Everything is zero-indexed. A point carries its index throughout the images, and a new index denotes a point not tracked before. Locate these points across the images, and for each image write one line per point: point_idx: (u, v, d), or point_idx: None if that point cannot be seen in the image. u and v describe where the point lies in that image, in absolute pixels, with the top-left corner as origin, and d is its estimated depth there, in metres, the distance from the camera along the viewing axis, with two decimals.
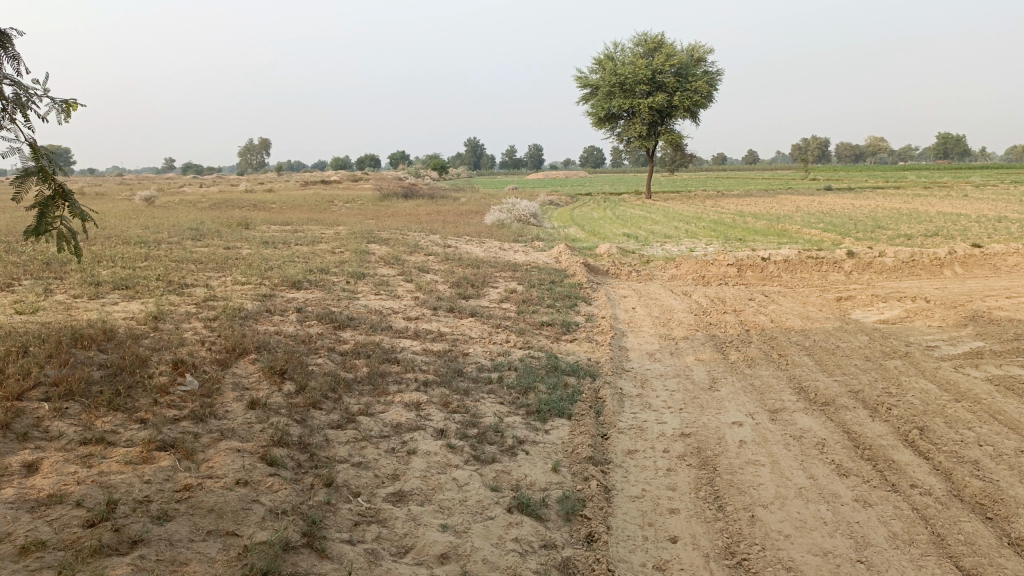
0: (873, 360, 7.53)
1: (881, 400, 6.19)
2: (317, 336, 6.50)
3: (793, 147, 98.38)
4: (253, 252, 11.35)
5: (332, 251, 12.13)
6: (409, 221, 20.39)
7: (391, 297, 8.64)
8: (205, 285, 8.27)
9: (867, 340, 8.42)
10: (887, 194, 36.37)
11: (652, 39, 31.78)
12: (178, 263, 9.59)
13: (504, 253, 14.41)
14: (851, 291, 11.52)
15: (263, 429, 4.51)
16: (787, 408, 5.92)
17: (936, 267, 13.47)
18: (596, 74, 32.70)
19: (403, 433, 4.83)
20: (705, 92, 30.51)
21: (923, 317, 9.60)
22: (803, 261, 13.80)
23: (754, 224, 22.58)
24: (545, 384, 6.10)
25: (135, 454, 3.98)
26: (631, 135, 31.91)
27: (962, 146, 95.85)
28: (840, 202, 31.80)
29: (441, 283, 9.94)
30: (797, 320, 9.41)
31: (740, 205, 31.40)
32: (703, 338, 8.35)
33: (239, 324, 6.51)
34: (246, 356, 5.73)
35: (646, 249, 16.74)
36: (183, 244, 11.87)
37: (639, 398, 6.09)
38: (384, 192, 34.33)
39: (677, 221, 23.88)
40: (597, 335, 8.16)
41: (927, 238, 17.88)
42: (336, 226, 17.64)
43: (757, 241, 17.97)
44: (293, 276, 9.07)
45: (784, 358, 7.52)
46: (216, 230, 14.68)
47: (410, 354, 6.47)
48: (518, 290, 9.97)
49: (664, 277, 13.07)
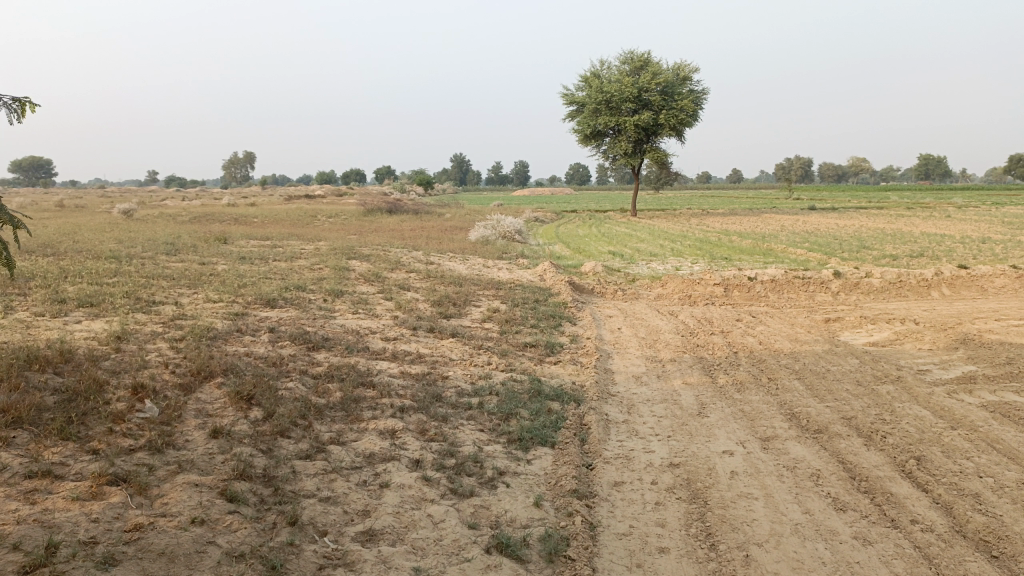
0: (865, 385, 7.33)
1: (876, 428, 5.98)
2: (289, 358, 6.21)
3: (777, 166, 99.38)
4: (229, 268, 11.03)
5: (311, 268, 11.83)
6: (391, 238, 20.10)
7: (370, 317, 8.36)
8: (175, 302, 7.95)
9: (857, 363, 8.23)
10: (871, 214, 36.50)
11: (637, 57, 31.78)
12: (149, 279, 9.26)
13: (487, 271, 14.16)
14: (839, 312, 11.36)
15: (225, 460, 4.22)
16: (780, 436, 5.69)
17: (923, 288, 13.37)
18: (582, 91, 32.68)
19: (376, 464, 4.55)
20: (690, 111, 30.54)
21: (913, 340, 9.44)
22: (790, 281, 13.66)
23: (739, 243, 22.52)
24: (528, 410, 5.83)
25: (83, 488, 3.65)
26: (616, 152, 31.86)
27: (941, 167, 97.16)
28: (824, 222, 31.87)
29: (421, 302, 9.67)
30: (786, 342, 9.21)
31: (725, 223, 31.38)
32: (691, 360, 8.13)
33: (207, 345, 6.20)
34: (212, 379, 5.42)
35: (631, 268, 16.56)
36: (157, 259, 11.53)
37: (625, 425, 5.83)
38: (368, 207, 34.08)
39: (662, 239, 23.75)
40: (582, 357, 7.91)
41: (913, 259, 17.83)
42: (317, 242, 17.34)
43: (744, 260, 17.84)
44: (268, 293, 8.77)
45: (774, 383, 7.31)
46: (193, 244, 14.35)
47: (386, 377, 6.18)
48: (500, 310, 9.71)
49: (650, 297, 12.87)
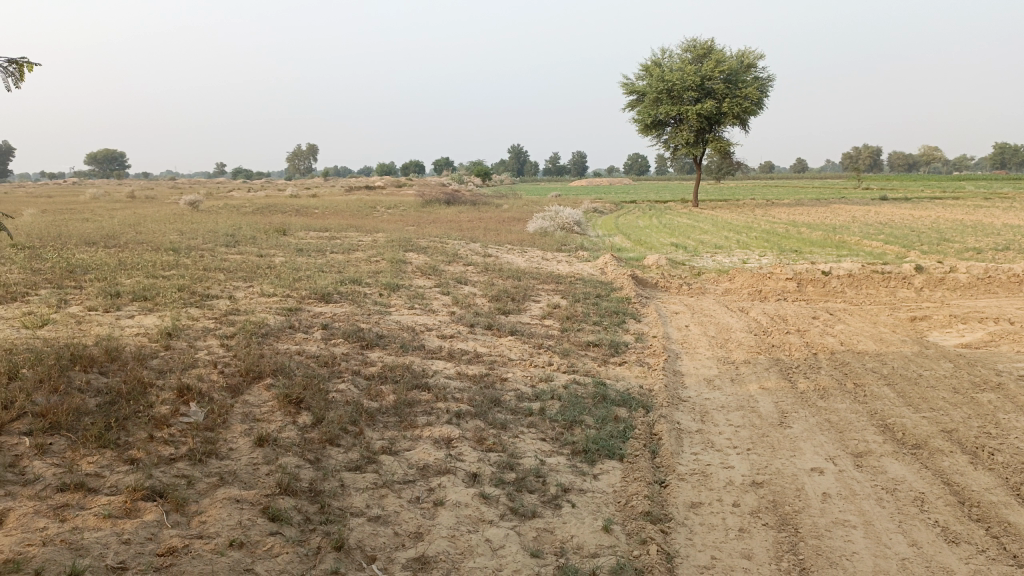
0: (962, 393, 6.67)
1: (982, 443, 5.36)
2: (341, 357, 5.93)
3: (844, 155, 96.19)
4: (286, 261, 10.89)
5: (368, 261, 11.62)
6: (449, 229, 19.85)
7: (425, 313, 8.03)
8: (229, 296, 7.79)
9: (951, 367, 7.53)
10: (948, 205, 34.72)
11: (700, 43, 30.83)
12: (205, 272, 9.15)
13: (546, 264, 13.75)
14: (925, 311, 10.59)
15: (269, 472, 3.92)
16: (873, 453, 5.13)
17: (1014, 284, 12.41)
18: (643, 79, 31.90)
19: (430, 477, 4.19)
20: (756, 98, 29.49)
21: (1011, 341, 8.66)
22: (868, 276, 12.85)
23: (808, 234, 21.59)
24: (593, 417, 5.41)
25: (117, 505, 3.40)
26: (678, 142, 31.02)
27: (1021, 155, 92.28)
28: (898, 212, 30.40)
29: (479, 297, 9.32)
30: (869, 343, 8.55)
31: (792, 214, 30.23)
32: (767, 362, 7.56)
33: (257, 343, 5.97)
34: (261, 380, 5.17)
35: (696, 261, 15.92)
36: (215, 251, 11.47)
37: (700, 436, 5.36)
38: (426, 198, 34.02)
39: (726, 231, 22.93)
40: (649, 357, 7.44)
41: (999, 252, 16.71)
42: (374, 234, 17.18)
43: (815, 253, 17.00)
44: (322, 287, 8.54)
45: (861, 390, 6.70)
46: (252, 236, 14.32)
47: (442, 379, 5.84)
48: (561, 305, 9.29)
49: (717, 292, 12.28)
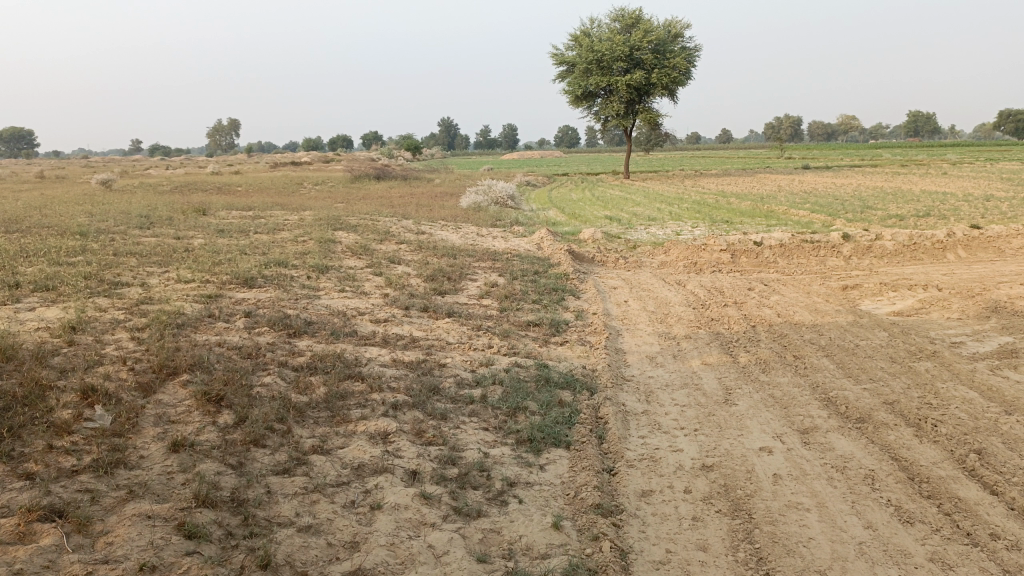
0: (899, 362, 6.71)
1: (924, 415, 5.36)
2: (266, 347, 5.53)
3: (768, 126, 98.40)
4: (207, 242, 10.29)
5: (295, 241, 11.09)
6: (379, 206, 19.29)
7: (357, 295, 7.65)
8: (142, 284, 7.24)
9: (886, 336, 7.59)
10: (867, 172, 35.85)
11: (628, 14, 30.71)
12: (117, 258, 8.53)
13: (481, 240, 13.43)
14: (856, 279, 10.73)
15: (186, 482, 3.56)
16: (820, 429, 5.07)
17: (938, 251, 12.73)
18: (572, 50, 31.63)
19: (366, 478, 3.89)
20: (684, 69, 29.61)
21: (940, 308, 8.81)
22: (799, 245, 12.99)
23: (738, 205, 21.85)
24: (537, 403, 5.18)
25: (8, 529, 2.99)
26: (608, 113, 30.96)
27: (932, 124, 96.01)
28: (821, 181, 31.16)
29: (413, 277, 8.96)
30: (805, 313, 8.57)
31: (720, 184, 30.61)
32: (707, 337, 7.47)
33: (173, 335, 5.52)
34: (177, 377, 4.75)
35: (630, 233, 15.87)
36: (128, 233, 10.76)
37: (646, 418, 5.20)
38: (355, 173, 33.17)
39: (658, 203, 22.98)
40: (590, 336, 7.26)
41: (920, 219, 17.19)
42: (301, 212, 16.52)
43: (746, 224, 17.16)
44: (245, 271, 8.04)
45: (801, 361, 6.67)
46: (169, 217, 13.54)
47: (377, 367, 5.51)
48: (498, 284, 9.01)
49: (653, 264, 12.22)
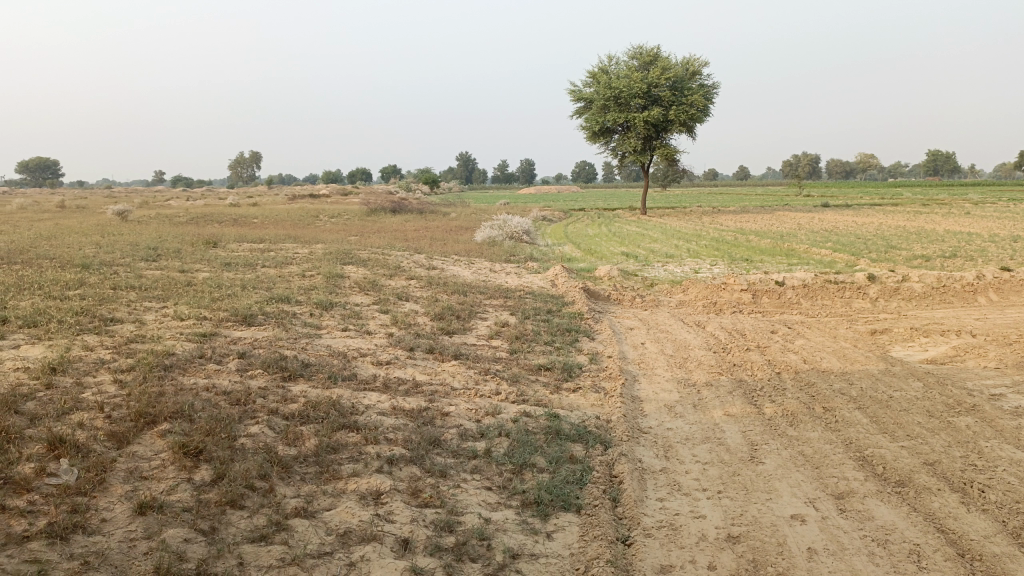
0: (938, 416, 6.24)
1: (969, 479, 4.89)
2: (257, 393, 5.17)
3: (785, 163, 98.27)
4: (211, 276, 10.03)
5: (302, 275, 10.81)
6: (392, 239, 19.07)
7: (360, 335, 7.30)
8: (136, 321, 6.94)
9: (922, 387, 7.11)
10: (888, 211, 35.42)
11: (646, 51, 30.67)
12: (116, 292, 8.25)
13: (494, 276, 13.09)
14: (884, 323, 10.26)
15: (148, 552, 3.18)
16: (856, 493, 4.62)
17: (968, 294, 12.24)
18: (590, 87, 31.62)
19: (352, 547, 3.50)
20: (702, 106, 29.44)
21: (976, 356, 8.33)
22: (823, 286, 12.53)
23: (758, 242, 21.46)
24: (545, 459, 4.77)
25: None
26: (625, 149, 30.78)
27: (951, 163, 95.32)
28: (842, 219, 30.72)
29: (420, 315, 8.60)
30: (833, 360, 8.12)
31: (739, 221, 30.24)
32: (730, 384, 7.03)
33: (158, 380, 5.17)
34: (156, 429, 4.40)
35: (647, 271, 15.49)
36: (133, 266, 10.53)
37: (665, 478, 4.77)
38: (372, 206, 33.11)
39: (675, 239, 22.64)
40: (605, 381, 6.85)
41: (947, 260, 16.70)
42: (313, 245, 16.30)
43: (766, 263, 16.74)
44: (245, 307, 7.73)
45: (831, 414, 6.21)
46: (178, 248, 13.34)
47: (374, 416, 5.13)
48: (510, 323, 8.63)
49: (671, 304, 11.82)
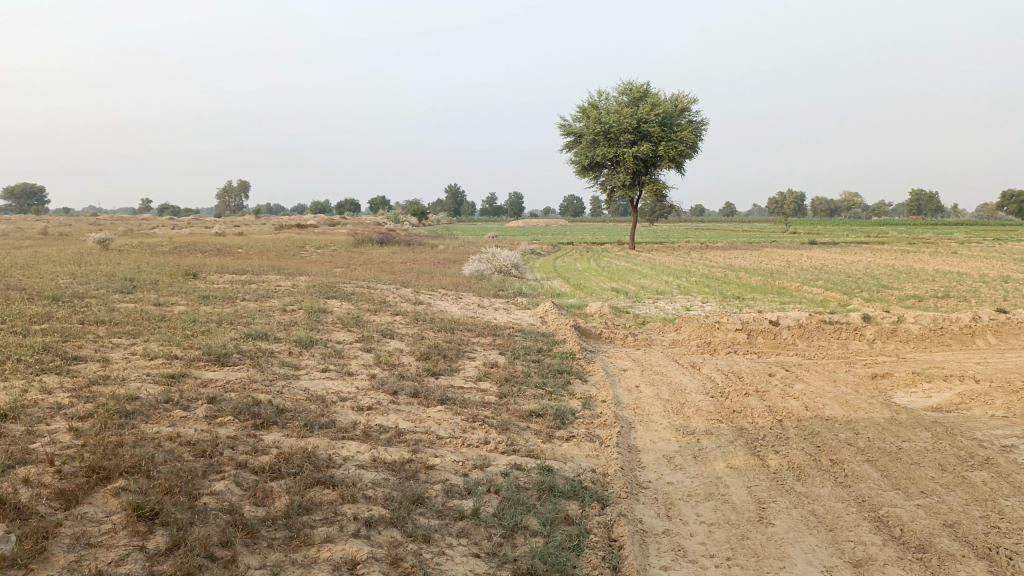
0: (951, 471, 5.89)
1: (995, 543, 4.53)
2: (225, 445, 4.76)
3: (771, 201, 99.18)
4: (188, 310, 9.60)
5: (283, 310, 10.40)
6: (378, 272, 18.71)
7: (340, 376, 6.90)
8: (102, 359, 6.51)
9: (931, 438, 6.76)
10: (876, 249, 35.47)
11: (636, 87, 30.74)
12: (83, 327, 7.82)
13: (482, 312, 12.73)
14: (884, 367, 9.95)
15: None
16: (875, 561, 4.25)
17: (966, 336, 11.98)
18: (580, 121, 31.64)
19: None
20: (691, 142, 29.47)
21: (982, 404, 8.02)
22: (819, 327, 12.25)
23: (748, 279, 21.27)
24: (539, 520, 4.37)
25: None
26: (614, 184, 30.70)
27: (934, 202, 96.39)
28: (831, 257, 30.67)
29: (405, 354, 8.21)
30: (835, 406, 7.78)
31: (728, 258, 30.12)
32: (731, 433, 6.67)
33: (118, 428, 4.76)
34: (111, 486, 3.99)
35: (638, 308, 15.20)
36: (107, 298, 10.10)
37: (670, 542, 4.38)
38: (359, 238, 32.77)
39: (666, 275, 22.41)
40: (600, 429, 6.47)
41: (940, 300, 16.50)
42: (296, 277, 15.90)
43: (758, 300, 16.50)
44: (220, 345, 7.32)
45: (840, 468, 5.85)
46: (155, 280, 12.92)
47: (352, 470, 4.72)
48: (499, 364, 8.26)
49: (664, 343, 11.50)
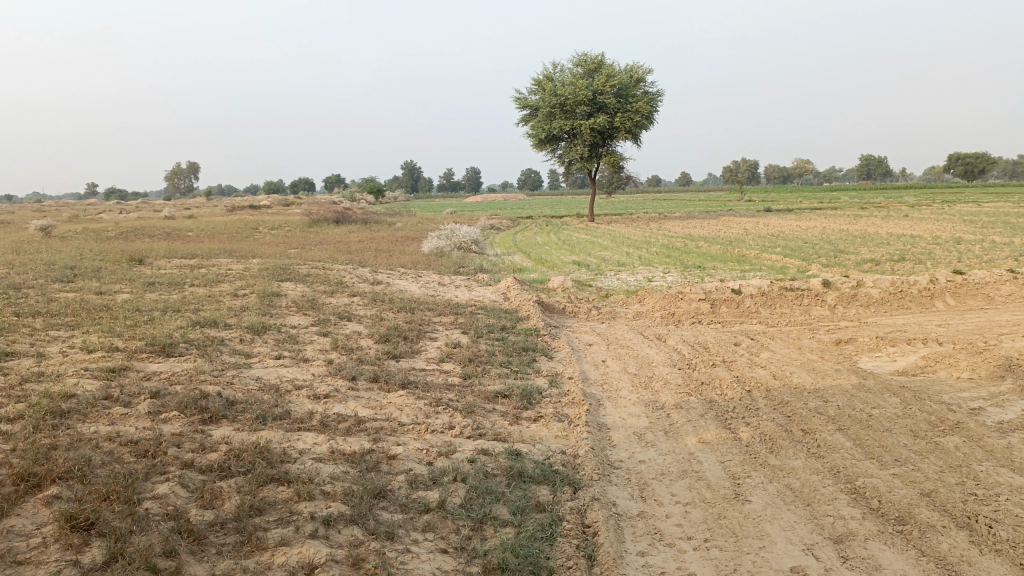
0: (924, 437, 5.82)
1: (974, 512, 4.44)
2: (170, 443, 4.43)
3: (726, 169, 100.13)
4: (133, 299, 9.12)
5: (234, 295, 9.97)
6: (334, 252, 18.24)
7: (296, 363, 6.57)
8: (36, 355, 6.08)
9: (900, 404, 6.70)
10: (830, 215, 35.89)
11: (590, 58, 30.43)
12: (17, 320, 7.34)
13: (443, 290, 12.43)
14: (848, 332, 9.93)
15: None
16: (855, 536, 4.12)
17: (925, 299, 12.05)
18: (535, 94, 31.26)
19: None
20: (646, 112, 29.31)
21: (947, 366, 8.01)
22: (781, 294, 12.22)
23: (708, 248, 21.27)
24: (508, 510, 4.15)
25: None
26: (572, 156, 30.44)
27: (884, 167, 98.13)
28: (788, 224, 30.93)
29: (364, 337, 7.90)
30: (803, 374, 7.69)
31: (686, 228, 30.17)
32: (701, 407, 6.52)
33: (51, 430, 4.40)
34: (41, 494, 3.65)
35: (601, 280, 15.03)
36: (46, 288, 9.56)
37: (646, 526, 4.20)
38: (314, 217, 32.07)
39: (626, 246, 22.29)
40: (568, 407, 6.27)
41: (897, 264, 16.66)
42: (249, 260, 15.37)
43: (719, 269, 16.46)
44: (165, 335, 6.92)
45: (812, 438, 5.74)
46: (99, 267, 12.33)
47: (309, 464, 4.44)
48: (461, 343, 8.00)
49: (628, 316, 11.35)
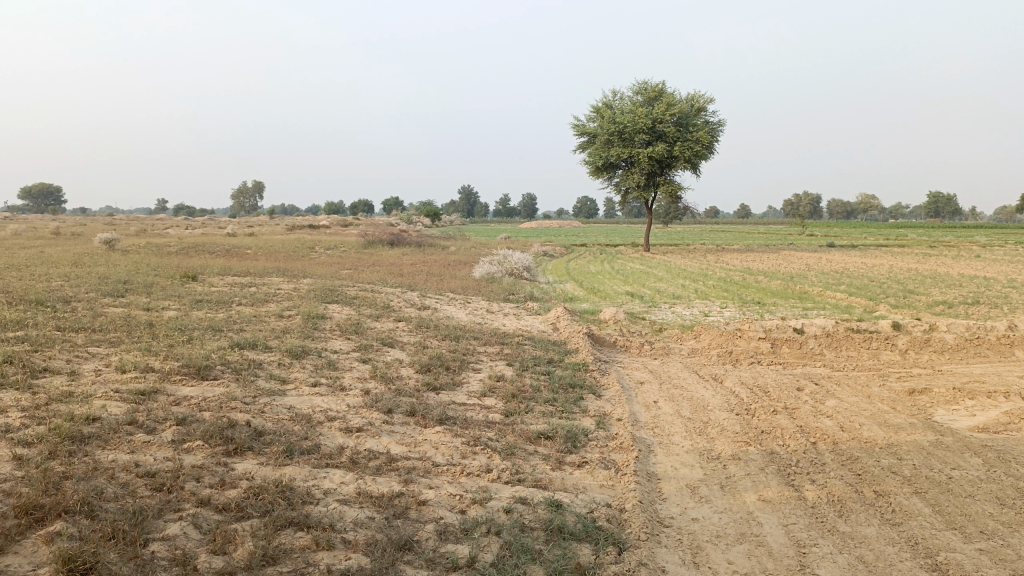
0: (1013, 507, 5.21)
1: None
2: (187, 477, 4.17)
3: (786, 202, 98.07)
4: (178, 316, 9.05)
5: (279, 316, 9.83)
6: (386, 274, 18.16)
7: (332, 392, 6.31)
8: (70, 372, 5.95)
9: (983, 465, 6.08)
10: (897, 252, 34.51)
11: (651, 86, 30.07)
12: (59, 335, 7.27)
13: (491, 318, 12.12)
14: (921, 380, 9.24)
15: None
16: None
17: (1005, 347, 11.23)
18: (594, 121, 31.02)
19: None
20: (707, 142, 28.74)
21: None
22: (847, 335, 11.54)
23: (768, 283, 20.54)
24: (545, 573, 3.74)
25: None
26: (629, 185, 30.01)
27: (953, 204, 94.70)
28: (852, 260, 29.82)
29: (405, 366, 7.61)
30: (873, 426, 7.10)
31: (744, 261, 29.35)
32: (761, 459, 6.02)
33: (68, 457, 4.18)
34: (43, 531, 3.41)
35: (655, 313, 14.54)
36: (95, 303, 9.57)
37: None
38: (369, 239, 32.26)
39: (682, 278, 21.69)
40: (615, 453, 5.84)
41: (971, 307, 15.72)
42: (300, 280, 15.33)
43: (779, 306, 15.79)
44: (203, 356, 6.74)
45: (886, 502, 5.19)
46: (151, 282, 12.39)
47: (332, 507, 4.12)
48: (505, 377, 7.64)
49: (683, 352, 10.84)
